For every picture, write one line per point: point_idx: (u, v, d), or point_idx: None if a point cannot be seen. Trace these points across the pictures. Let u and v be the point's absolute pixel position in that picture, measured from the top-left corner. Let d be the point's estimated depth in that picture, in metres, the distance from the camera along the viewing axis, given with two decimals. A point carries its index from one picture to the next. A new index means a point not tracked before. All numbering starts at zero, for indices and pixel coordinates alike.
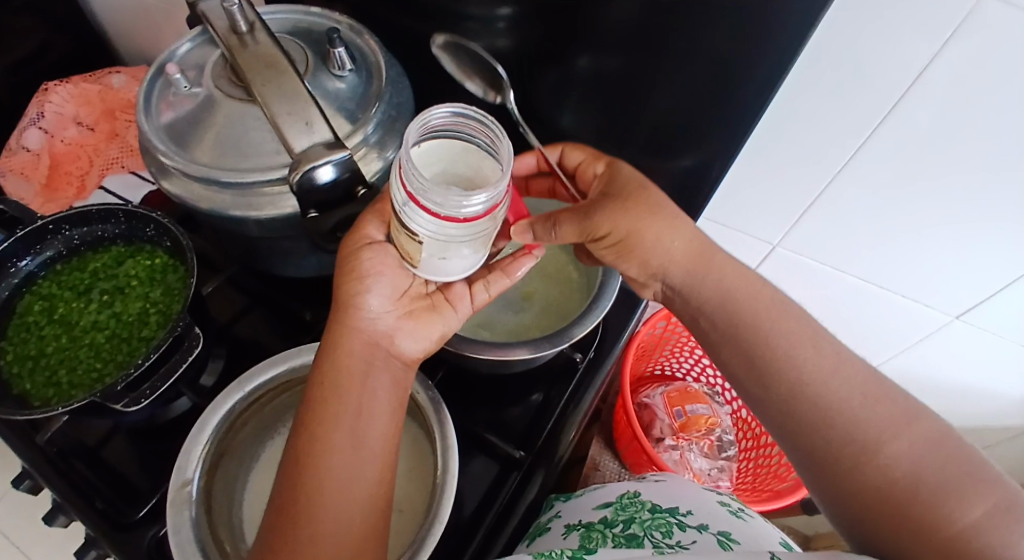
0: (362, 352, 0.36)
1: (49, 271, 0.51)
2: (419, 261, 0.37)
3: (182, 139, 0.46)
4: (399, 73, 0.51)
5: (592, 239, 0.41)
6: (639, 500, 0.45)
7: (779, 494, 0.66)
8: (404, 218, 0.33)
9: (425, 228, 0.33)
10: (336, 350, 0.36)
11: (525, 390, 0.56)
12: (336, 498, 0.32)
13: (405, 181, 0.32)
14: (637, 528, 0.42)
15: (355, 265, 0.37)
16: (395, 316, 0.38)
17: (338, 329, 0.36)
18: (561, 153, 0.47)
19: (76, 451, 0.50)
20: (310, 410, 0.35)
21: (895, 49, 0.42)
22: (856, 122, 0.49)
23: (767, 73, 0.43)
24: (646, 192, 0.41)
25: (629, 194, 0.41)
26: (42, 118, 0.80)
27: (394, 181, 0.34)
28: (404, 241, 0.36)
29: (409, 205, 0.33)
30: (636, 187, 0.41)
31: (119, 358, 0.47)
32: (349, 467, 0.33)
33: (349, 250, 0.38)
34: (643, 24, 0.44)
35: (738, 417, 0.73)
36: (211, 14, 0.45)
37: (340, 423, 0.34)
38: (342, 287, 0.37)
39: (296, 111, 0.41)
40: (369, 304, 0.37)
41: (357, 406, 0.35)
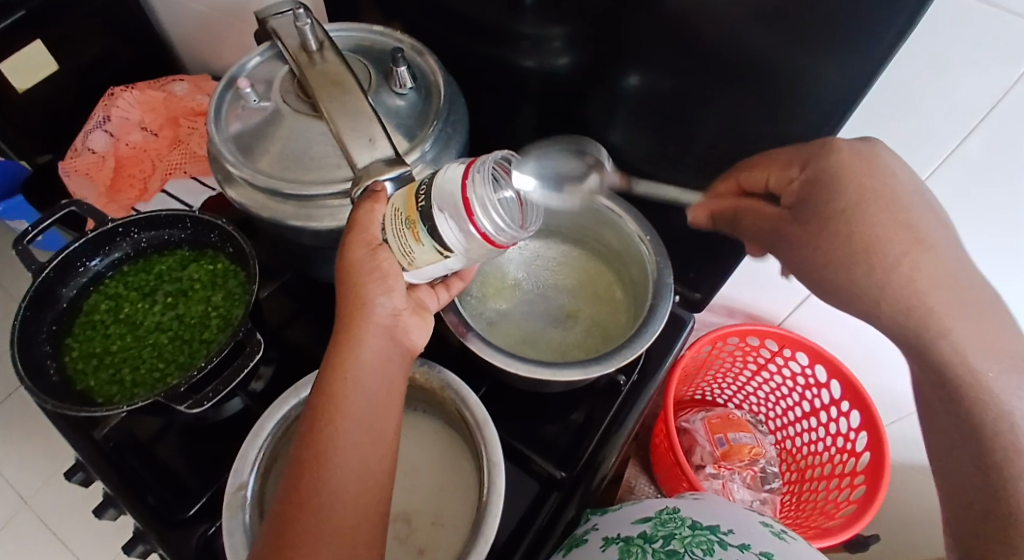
0: (377, 349, 0.37)
1: (116, 271, 0.53)
2: (417, 266, 0.37)
3: (249, 149, 0.48)
4: (457, 92, 0.52)
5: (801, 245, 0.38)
6: (679, 515, 0.44)
7: (826, 532, 0.60)
8: (435, 223, 0.34)
9: (451, 237, 0.35)
10: (358, 344, 0.36)
11: (565, 408, 0.56)
12: (356, 481, 0.34)
13: (459, 188, 0.33)
14: (677, 545, 0.40)
15: (369, 267, 0.37)
16: (397, 312, 0.39)
17: (343, 325, 0.37)
18: (737, 181, 0.43)
19: (130, 446, 0.52)
20: (331, 401, 0.35)
21: (971, 79, 0.40)
22: (921, 156, 0.47)
23: (825, 107, 0.42)
24: (846, 232, 0.35)
25: (817, 235, 0.36)
26: (108, 121, 0.85)
27: (437, 181, 0.35)
28: (409, 242, 0.36)
29: (451, 213, 0.34)
30: (828, 226, 0.35)
31: (180, 360, 0.49)
32: (372, 456, 0.35)
33: (348, 250, 0.37)
34: (702, 48, 0.44)
35: (781, 450, 0.73)
36: (282, 31, 0.47)
37: (364, 418, 0.36)
38: (359, 285, 0.37)
39: (360, 128, 0.42)
40: (376, 303, 0.37)
41: (373, 398, 0.36)
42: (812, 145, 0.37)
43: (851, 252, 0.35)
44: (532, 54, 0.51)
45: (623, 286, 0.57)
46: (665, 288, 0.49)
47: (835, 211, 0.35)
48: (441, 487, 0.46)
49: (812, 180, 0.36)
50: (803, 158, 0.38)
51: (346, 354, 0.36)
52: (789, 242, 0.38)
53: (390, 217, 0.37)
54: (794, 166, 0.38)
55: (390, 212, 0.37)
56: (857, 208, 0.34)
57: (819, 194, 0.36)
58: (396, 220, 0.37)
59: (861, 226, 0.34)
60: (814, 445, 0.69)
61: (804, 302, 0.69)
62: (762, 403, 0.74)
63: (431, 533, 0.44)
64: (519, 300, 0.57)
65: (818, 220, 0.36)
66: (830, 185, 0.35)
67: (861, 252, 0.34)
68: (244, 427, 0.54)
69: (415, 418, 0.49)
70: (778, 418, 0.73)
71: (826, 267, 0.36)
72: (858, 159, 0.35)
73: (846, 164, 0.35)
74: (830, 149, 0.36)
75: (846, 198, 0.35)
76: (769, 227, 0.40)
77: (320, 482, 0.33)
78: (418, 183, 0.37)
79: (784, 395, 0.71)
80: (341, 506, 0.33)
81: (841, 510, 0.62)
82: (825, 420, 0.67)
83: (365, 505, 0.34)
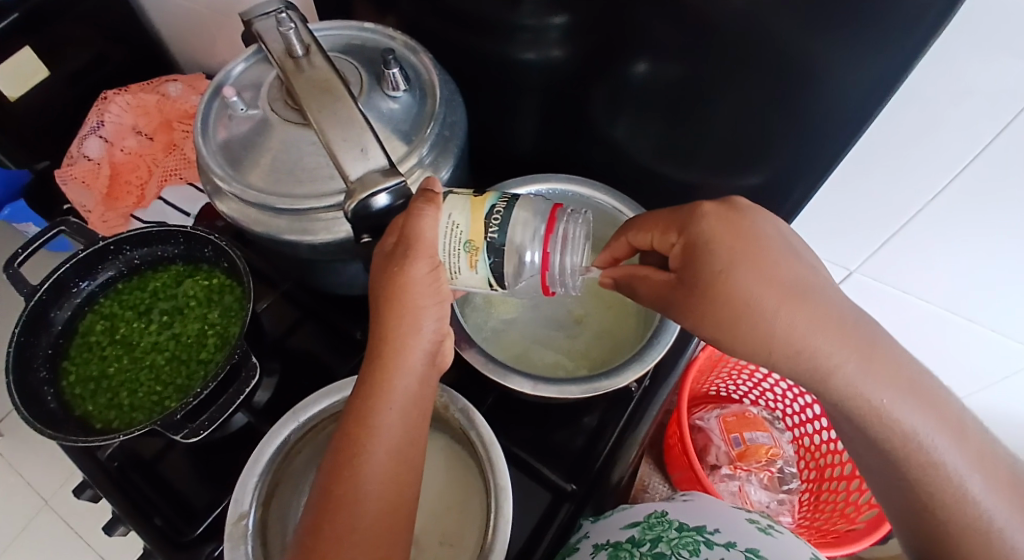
0: (419, 373, 0.35)
1: (110, 290, 0.52)
2: (458, 281, 0.37)
3: (238, 162, 0.46)
4: (452, 90, 0.50)
5: (710, 302, 0.34)
6: (666, 519, 0.41)
7: (842, 540, 0.62)
8: (504, 263, 0.36)
9: (511, 274, 0.37)
10: (399, 367, 0.34)
11: (576, 413, 0.54)
12: (388, 511, 0.32)
13: (544, 242, 0.37)
14: (664, 547, 0.38)
15: (426, 286, 0.34)
16: (443, 334, 0.36)
17: (386, 344, 0.34)
18: (627, 240, 0.41)
19: (134, 464, 0.51)
20: (367, 430, 0.33)
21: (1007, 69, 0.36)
22: (950, 151, 0.44)
23: (851, 94, 0.39)
24: (726, 294, 0.33)
25: (699, 297, 0.35)
26: (102, 127, 0.84)
27: (513, 220, 0.36)
28: (462, 265, 0.36)
29: (530, 258, 0.37)
30: (709, 291, 0.34)
31: (178, 382, 0.48)
32: (405, 485, 0.33)
33: (408, 262, 0.33)
34: (710, 34, 0.41)
35: (799, 446, 0.71)
36: (266, 36, 0.44)
37: (401, 449, 0.34)
38: (410, 307, 0.34)
39: (350, 137, 0.39)
40: (425, 325, 0.35)
41: (409, 424, 0.34)
42: (685, 208, 0.36)
43: (730, 313, 0.33)
44: (530, 46, 0.48)
45: None
46: None
47: (711, 280, 0.34)
48: (449, 505, 0.45)
49: (692, 247, 0.35)
50: (679, 224, 0.36)
51: (389, 376, 0.34)
52: (684, 313, 0.36)
53: (445, 232, 0.35)
54: (672, 231, 0.37)
55: (448, 226, 0.35)
56: (735, 268, 0.33)
57: (698, 260, 0.34)
58: (453, 239, 0.35)
59: (732, 287, 0.33)
60: (832, 444, 0.66)
61: (849, 278, 0.65)
62: (778, 399, 0.71)
63: (440, 553, 0.43)
64: (526, 306, 0.54)
65: (697, 284, 0.35)
66: (705, 250, 0.34)
67: (745, 309, 0.33)
68: (248, 443, 0.53)
69: None
70: (796, 415, 0.70)
71: (713, 327, 0.35)
72: (728, 222, 0.34)
73: (715, 225, 0.34)
74: (697, 214, 0.35)
75: (725, 258, 0.33)
76: (664, 295, 0.38)
77: (349, 512, 0.31)
78: (483, 203, 0.36)
79: (799, 395, 0.68)
80: (372, 538, 0.31)
81: (861, 514, 0.62)
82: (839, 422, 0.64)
83: (393, 536, 0.32)
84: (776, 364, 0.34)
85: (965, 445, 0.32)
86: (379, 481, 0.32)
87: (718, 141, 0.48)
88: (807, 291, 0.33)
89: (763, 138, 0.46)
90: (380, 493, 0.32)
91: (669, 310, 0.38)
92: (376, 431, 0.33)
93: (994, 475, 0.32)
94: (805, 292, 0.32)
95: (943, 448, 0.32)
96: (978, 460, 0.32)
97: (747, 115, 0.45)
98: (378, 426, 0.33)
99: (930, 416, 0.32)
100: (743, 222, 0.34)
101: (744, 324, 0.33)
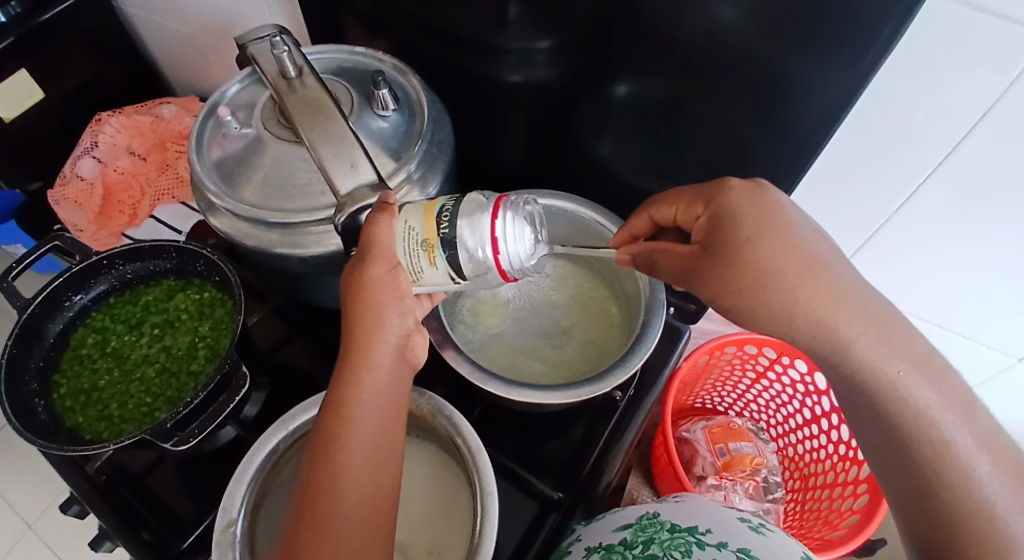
0: (388, 367, 0.36)
1: (102, 304, 0.53)
2: (421, 280, 0.37)
3: (231, 178, 0.47)
4: (440, 110, 0.52)
5: (742, 266, 0.34)
6: (659, 520, 0.42)
7: (831, 544, 0.60)
8: (458, 255, 0.35)
9: (469, 268, 0.36)
10: (369, 367, 0.35)
11: (564, 424, 0.55)
12: (369, 500, 0.33)
13: (489, 230, 0.34)
14: (656, 549, 0.38)
15: (386, 286, 0.35)
16: (409, 331, 0.37)
17: (356, 346, 0.35)
18: (649, 216, 0.43)
19: (123, 478, 0.51)
20: (341, 433, 0.33)
21: (969, 76, 0.38)
22: (914, 162, 0.46)
23: (820, 106, 0.41)
24: (752, 259, 0.34)
25: (723, 264, 0.35)
26: (95, 148, 0.85)
27: (462, 212, 0.35)
28: (422, 263, 0.36)
29: (478, 245, 0.35)
30: (735, 257, 0.35)
31: (168, 394, 0.49)
32: (386, 475, 0.34)
33: (365, 265, 0.35)
34: (685, 53, 0.43)
35: (784, 457, 0.72)
36: (261, 58, 0.46)
37: (375, 447, 0.34)
38: (377, 303, 0.35)
39: (341, 154, 0.41)
40: (389, 321, 0.36)
41: (385, 423, 0.35)
42: (711, 184, 0.38)
43: (754, 280, 0.34)
44: (517, 67, 0.50)
45: (618, 300, 0.57)
46: (657, 303, 0.48)
47: (738, 247, 0.35)
48: (436, 515, 0.45)
49: (717, 217, 0.36)
50: (706, 196, 0.38)
51: (360, 376, 0.35)
52: (705, 283, 0.37)
53: (402, 236, 0.36)
54: (697, 204, 0.39)
55: (403, 230, 0.36)
56: (760, 237, 0.34)
57: (725, 227, 0.36)
58: (410, 239, 0.36)
59: (757, 253, 0.34)
60: (818, 451, 0.68)
61: None
62: (762, 410, 0.74)
63: None
64: (511, 320, 0.56)
65: (724, 250, 0.35)
66: (732, 219, 0.35)
67: (771, 276, 0.34)
68: (237, 455, 0.53)
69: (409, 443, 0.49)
70: (780, 425, 0.73)
71: (735, 295, 0.35)
72: (754, 196, 0.36)
73: (743, 198, 0.36)
74: (724, 187, 0.37)
75: (751, 227, 0.35)
76: (684, 267, 0.38)
77: (329, 512, 0.32)
78: (435, 206, 0.36)
79: (785, 402, 0.70)
80: (352, 528, 0.32)
81: (844, 520, 0.62)
82: (826, 428, 0.66)
83: (374, 526, 0.33)
84: (792, 339, 0.35)
85: (974, 430, 0.33)
86: (358, 480, 0.33)
87: (696, 156, 0.51)
88: (826, 268, 0.34)
89: (738, 150, 0.48)
90: (359, 492, 0.33)
91: (689, 280, 0.38)
92: (351, 425, 0.34)
93: (1002, 469, 0.32)
94: (824, 269, 0.34)
95: (953, 431, 0.32)
96: (987, 447, 0.32)
97: (723, 129, 0.47)
98: (351, 419, 0.34)
99: (938, 397, 0.33)
100: (771, 197, 0.36)
101: (768, 293, 0.34)
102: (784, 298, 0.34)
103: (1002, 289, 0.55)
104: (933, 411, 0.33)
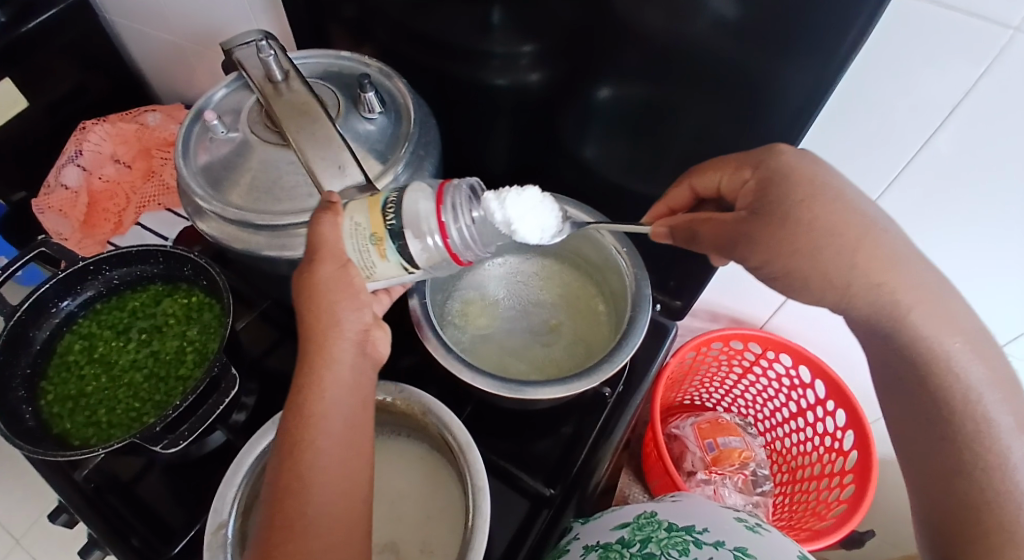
0: (349, 364, 0.35)
1: (89, 310, 0.53)
2: (374, 274, 0.38)
3: (218, 183, 0.47)
4: (426, 113, 0.52)
5: (798, 225, 0.34)
6: (656, 519, 0.42)
7: (818, 535, 0.61)
8: (408, 244, 0.36)
9: (420, 258, 0.37)
10: (323, 362, 0.34)
11: (554, 422, 0.56)
12: (339, 500, 0.32)
13: (437, 217, 0.36)
14: (653, 547, 0.39)
15: (337, 285, 0.35)
16: (367, 326, 0.37)
17: (312, 346, 0.34)
18: (690, 185, 0.44)
19: (111, 486, 0.51)
20: (298, 435, 0.32)
21: (941, 69, 0.39)
22: (888, 157, 0.48)
23: (796, 101, 0.41)
24: (806, 220, 0.34)
25: (776, 226, 0.35)
26: (80, 155, 0.85)
27: (408, 204, 0.36)
28: (373, 258, 0.37)
29: (427, 233, 0.36)
30: (786, 210, 0.34)
31: (156, 398, 0.49)
32: (357, 471, 0.34)
33: (314, 265, 0.35)
34: (662, 52, 0.44)
35: (771, 451, 0.74)
36: (247, 62, 0.46)
37: (335, 443, 0.33)
38: (329, 298, 0.35)
39: (329, 156, 0.41)
40: (344, 318, 0.35)
41: (351, 417, 0.34)
42: (760, 149, 0.38)
43: (810, 241, 0.34)
44: (503, 71, 0.51)
45: (605, 298, 0.58)
46: (643, 297, 0.49)
47: (792, 208, 0.34)
48: (429, 513, 0.46)
49: (766, 179, 0.36)
50: (754, 160, 0.38)
51: (319, 372, 0.34)
52: (752, 241, 0.36)
53: (350, 233, 0.37)
54: (745, 168, 0.39)
55: (351, 228, 0.37)
56: (813, 198, 0.34)
57: (775, 189, 0.36)
58: (359, 236, 0.36)
59: (813, 214, 0.34)
60: (805, 444, 0.69)
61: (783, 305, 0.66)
62: (750, 405, 0.75)
63: None
64: (501, 320, 0.57)
65: (777, 212, 0.35)
66: (784, 179, 0.36)
67: (826, 237, 0.33)
68: (226, 460, 0.53)
69: (401, 443, 0.49)
70: (767, 420, 0.74)
71: (789, 259, 0.34)
72: (806, 160, 0.36)
73: (795, 159, 0.36)
74: (774, 151, 0.37)
75: (804, 189, 0.35)
76: (729, 232, 0.37)
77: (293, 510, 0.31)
78: (378, 200, 0.38)
79: (771, 397, 0.72)
80: (322, 525, 0.31)
81: (831, 510, 0.62)
82: (812, 420, 0.68)
83: (345, 523, 0.32)
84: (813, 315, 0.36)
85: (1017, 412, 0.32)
86: (326, 476, 0.32)
87: (678, 156, 0.52)
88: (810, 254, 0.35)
89: (721, 149, 0.49)
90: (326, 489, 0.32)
91: (733, 247, 0.37)
92: (316, 424, 0.33)
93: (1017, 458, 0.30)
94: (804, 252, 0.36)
95: (996, 412, 0.32)
96: None
97: (703, 128, 0.48)
98: (312, 420, 0.33)
99: (987, 373, 0.33)
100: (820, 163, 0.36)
101: (821, 258, 0.34)
102: (843, 260, 0.33)
103: (978, 281, 0.56)
104: (981, 388, 0.32)
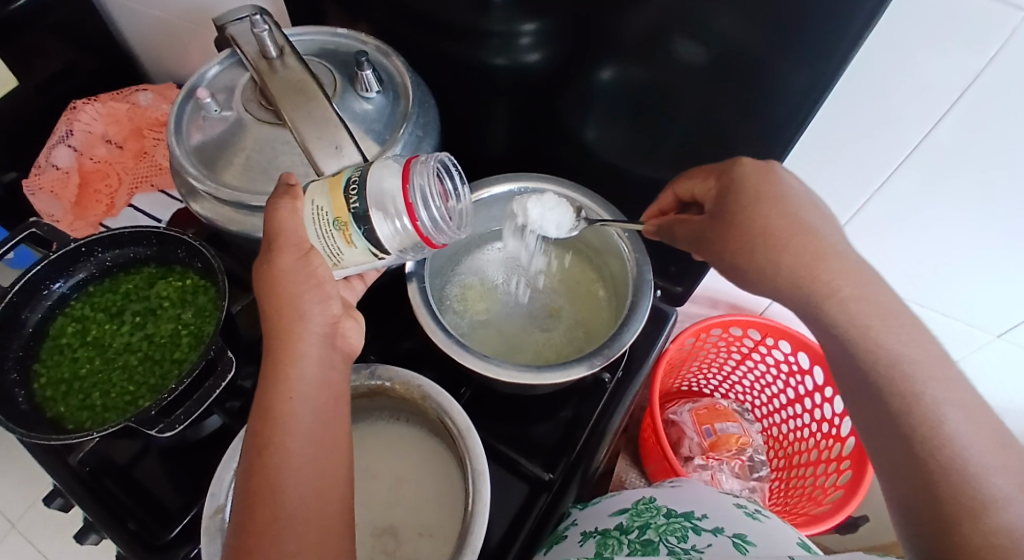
0: (317, 358, 0.35)
1: (82, 292, 0.52)
2: (340, 260, 0.37)
3: (212, 163, 0.46)
4: (425, 93, 0.51)
5: (742, 227, 0.36)
6: (654, 505, 0.42)
7: (815, 519, 0.62)
8: (375, 228, 0.35)
9: (388, 242, 0.36)
10: (289, 356, 0.34)
11: (553, 407, 0.55)
12: (318, 491, 0.32)
13: (404, 197, 0.35)
14: (652, 533, 0.39)
15: (301, 276, 0.35)
16: (335, 318, 0.37)
17: (278, 341, 0.34)
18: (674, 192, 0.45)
19: (107, 470, 0.50)
20: (271, 429, 0.32)
21: (953, 51, 0.38)
22: (894, 141, 0.47)
23: (803, 83, 0.40)
24: (751, 224, 0.36)
25: (726, 231, 0.38)
26: (71, 135, 0.83)
27: (373, 184, 0.35)
28: (339, 244, 0.36)
29: (395, 215, 0.35)
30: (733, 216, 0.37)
31: (152, 382, 0.48)
32: (338, 459, 0.33)
33: (274, 257, 0.35)
34: (668, 33, 0.43)
35: (768, 436, 0.74)
36: (240, 38, 0.45)
37: (313, 434, 0.33)
38: (293, 290, 0.35)
39: (325, 135, 0.40)
40: (310, 311, 0.35)
41: (324, 406, 0.34)
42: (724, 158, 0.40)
43: (755, 243, 0.36)
44: (503, 51, 0.50)
45: (605, 283, 0.57)
46: (644, 283, 0.48)
47: (738, 213, 0.37)
48: (428, 497, 0.45)
49: (726, 187, 0.39)
50: (720, 169, 0.40)
51: (287, 365, 0.34)
52: (713, 244, 0.39)
53: (312, 218, 0.36)
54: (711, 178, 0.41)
55: (312, 211, 0.36)
56: (758, 203, 0.36)
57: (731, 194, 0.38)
58: (321, 220, 0.36)
59: (756, 218, 0.36)
60: (802, 430, 0.69)
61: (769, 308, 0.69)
62: (747, 391, 0.75)
63: (418, 543, 0.44)
64: (500, 305, 0.56)
65: (725, 218, 0.38)
66: (736, 186, 0.38)
67: (767, 239, 0.36)
68: (224, 444, 0.53)
69: (398, 428, 0.49)
70: (764, 406, 0.74)
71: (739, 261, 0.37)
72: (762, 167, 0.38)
73: (750, 168, 0.38)
74: (735, 162, 0.39)
75: (750, 195, 0.37)
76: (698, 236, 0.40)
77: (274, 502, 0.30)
78: (340, 180, 0.36)
79: (769, 383, 0.72)
80: (301, 517, 0.30)
81: (828, 495, 0.63)
82: (809, 407, 0.67)
83: (327, 511, 0.31)
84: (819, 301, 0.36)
85: None
86: (308, 464, 0.32)
87: (681, 138, 0.51)
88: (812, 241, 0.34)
89: (725, 132, 0.48)
90: (303, 479, 0.31)
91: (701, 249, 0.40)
92: (282, 423, 0.32)
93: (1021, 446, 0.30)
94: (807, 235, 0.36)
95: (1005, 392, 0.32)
96: None
97: (708, 111, 0.47)
98: (282, 419, 0.32)
99: None
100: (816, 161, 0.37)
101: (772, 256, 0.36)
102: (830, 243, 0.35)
103: (981, 268, 0.56)
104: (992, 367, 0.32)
